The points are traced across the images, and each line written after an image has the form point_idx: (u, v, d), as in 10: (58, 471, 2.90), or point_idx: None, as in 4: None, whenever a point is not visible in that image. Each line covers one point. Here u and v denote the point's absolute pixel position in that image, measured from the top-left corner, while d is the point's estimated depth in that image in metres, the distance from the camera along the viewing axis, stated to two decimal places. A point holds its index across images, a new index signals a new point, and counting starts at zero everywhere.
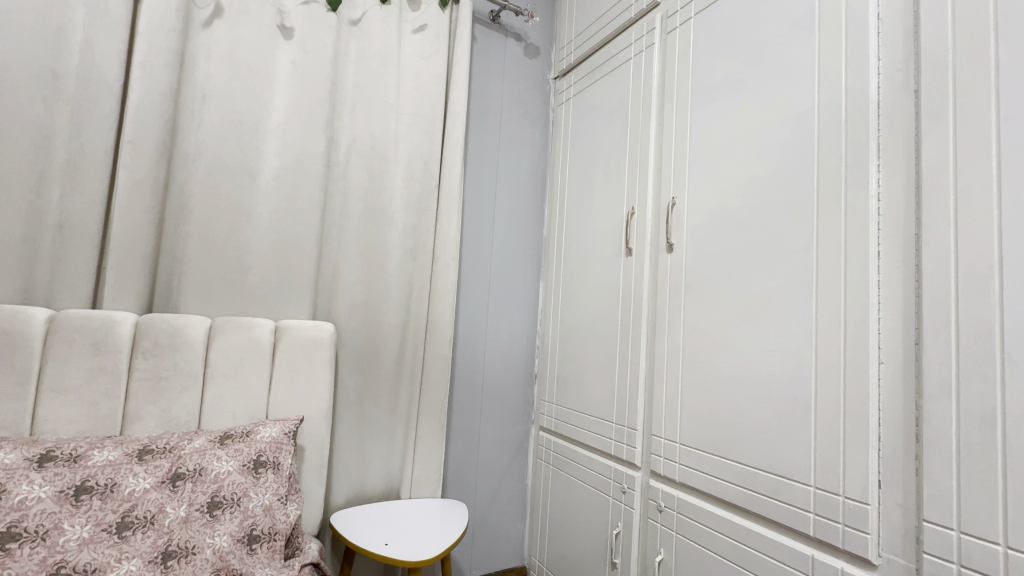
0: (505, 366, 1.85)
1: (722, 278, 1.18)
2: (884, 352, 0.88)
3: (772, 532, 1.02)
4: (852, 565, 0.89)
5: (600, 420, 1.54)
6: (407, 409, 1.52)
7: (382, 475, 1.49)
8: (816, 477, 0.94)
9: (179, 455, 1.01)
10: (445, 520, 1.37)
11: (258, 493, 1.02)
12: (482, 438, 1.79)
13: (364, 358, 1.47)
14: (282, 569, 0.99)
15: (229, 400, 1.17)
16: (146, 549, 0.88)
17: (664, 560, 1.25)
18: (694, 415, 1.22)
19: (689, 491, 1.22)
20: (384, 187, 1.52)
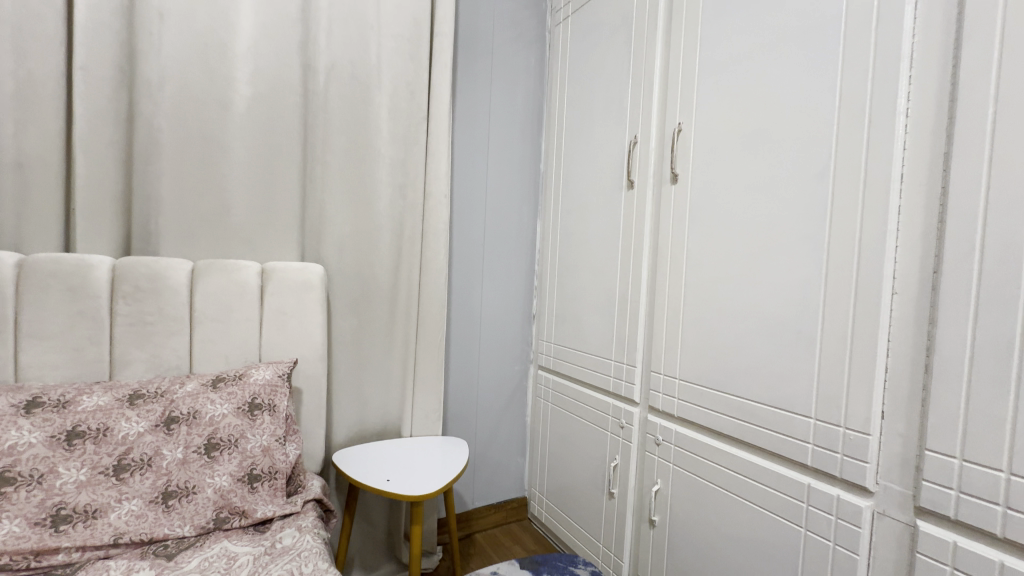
0: (503, 307, 1.82)
1: (728, 210, 1.12)
2: (899, 282, 0.84)
3: (770, 462, 1.03)
4: (849, 492, 0.90)
5: (598, 359, 1.53)
6: (404, 351, 1.51)
7: (382, 414, 1.50)
8: (818, 409, 0.93)
9: (171, 399, 0.99)
10: (446, 456, 1.39)
11: (255, 434, 1.02)
12: (482, 378, 1.79)
13: (357, 300, 1.43)
14: (285, 506, 1.00)
15: (220, 344, 1.14)
16: (145, 490, 0.89)
17: (660, 490, 1.29)
18: (695, 351, 1.20)
19: (687, 425, 1.22)
20: (369, 119, 1.41)
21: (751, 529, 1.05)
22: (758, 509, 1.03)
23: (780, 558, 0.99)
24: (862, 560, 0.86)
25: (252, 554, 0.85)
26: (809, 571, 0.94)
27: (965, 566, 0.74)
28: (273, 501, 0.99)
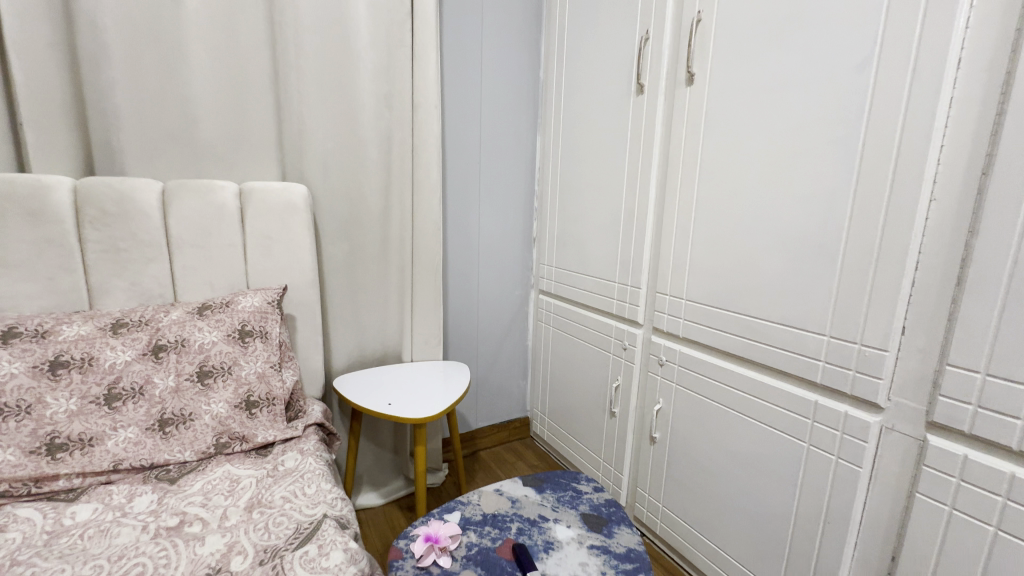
0: (501, 230, 1.75)
1: (750, 112, 1.01)
2: (938, 187, 0.75)
3: (776, 381, 1.01)
4: (857, 408, 0.88)
5: (601, 281, 1.48)
6: (400, 276, 1.46)
7: (381, 340, 1.48)
8: (832, 326, 0.89)
9: (157, 327, 0.95)
10: (448, 379, 1.39)
11: (249, 361, 0.99)
12: (482, 304, 1.76)
13: (347, 224, 1.35)
14: (286, 430, 0.99)
15: (203, 271, 1.08)
16: (140, 418, 0.88)
17: (662, 409, 1.29)
18: (704, 270, 1.14)
19: (692, 345, 1.20)
20: (344, 16, 1.24)
21: (752, 445, 1.05)
22: (760, 425, 1.03)
23: (781, 471, 1.00)
24: (865, 472, 0.86)
25: (255, 477, 0.85)
26: (810, 483, 0.95)
27: (973, 477, 0.73)
28: (274, 426, 0.98)
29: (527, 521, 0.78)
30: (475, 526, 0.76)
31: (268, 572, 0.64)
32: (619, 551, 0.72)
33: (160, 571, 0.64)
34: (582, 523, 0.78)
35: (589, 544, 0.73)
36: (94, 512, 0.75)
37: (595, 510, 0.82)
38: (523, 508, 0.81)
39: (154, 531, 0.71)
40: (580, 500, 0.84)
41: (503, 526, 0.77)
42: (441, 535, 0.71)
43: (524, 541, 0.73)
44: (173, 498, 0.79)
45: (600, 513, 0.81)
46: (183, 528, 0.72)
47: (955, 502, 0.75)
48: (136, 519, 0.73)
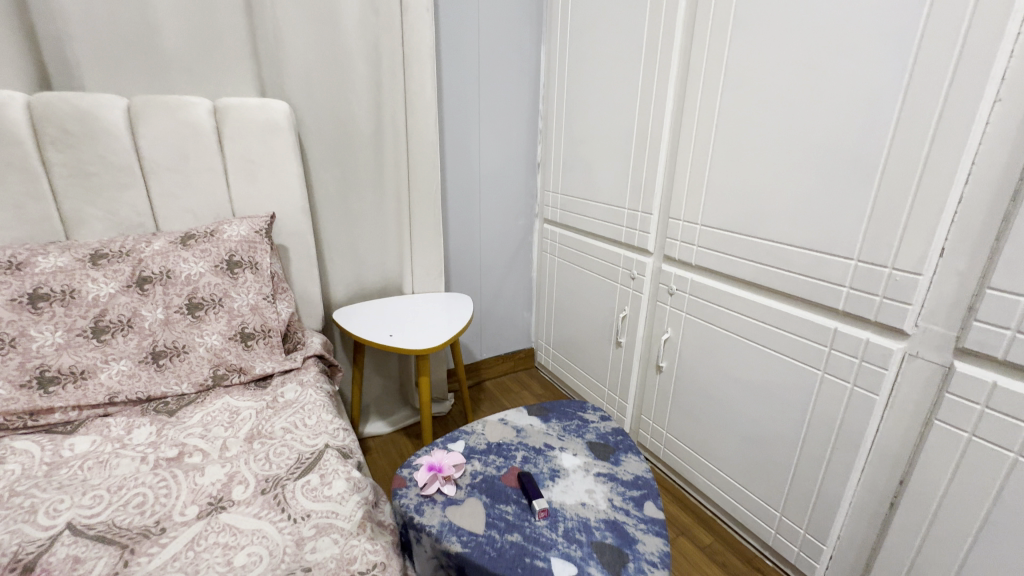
0: (504, 155, 1.63)
1: (789, 4, 0.87)
2: (1007, 85, 0.65)
3: (794, 308, 0.96)
4: (880, 335, 0.83)
5: (610, 208, 1.40)
6: (396, 205, 1.38)
7: (380, 272, 1.43)
8: (862, 249, 0.82)
9: (139, 258, 0.90)
10: (451, 311, 1.35)
11: (240, 293, 0.95)
12: (484, 234, 1.69)
13: (337, 147, 1.25)
14: (285, 362, 0.97)
15: (184, 198, 1.01)
16: (132, 351, 0.85)
17: (670, 338, 1.26)
18: (724, 192, 1.05)
19: (705, 273, 1.14)
20: None
21: (763, 373, 1.03)
22: (773, 354, 1.00)
23: (791, 399, 0.98)
24: (881, 399, 0.84)
25: (254, 408, 0.83)
26: (820, 410, 0.93)
27: (999, 404, 0.70)
28: (271, 358, 0.95)
29: (532, 449, 0.77)
30: (479, 455, 0.75)
31: (270, 501, 0.63)
32: (626, 478, 0.71)
33: (162, 501, 0.63)
34: (589, 451, 0.77)
35: (595, 472, 0.72)
36: (93, 444, 0.74)
37: (601, 438, 0.80)
38: (528, 437, 0.80)
39: (154, 462, 0.70)
40: (586, 429, 0.83)
41: (508, 454, 0.75)
42: (444, 465, 0.70)
43: (529, 469, 0.72)
44: (172, 429, 0.77)
45: (607, 442, 0.79)
46: (183, 459, 0.71)
47: (975, 429, 0.72)
48: (135, 450, 0.72)
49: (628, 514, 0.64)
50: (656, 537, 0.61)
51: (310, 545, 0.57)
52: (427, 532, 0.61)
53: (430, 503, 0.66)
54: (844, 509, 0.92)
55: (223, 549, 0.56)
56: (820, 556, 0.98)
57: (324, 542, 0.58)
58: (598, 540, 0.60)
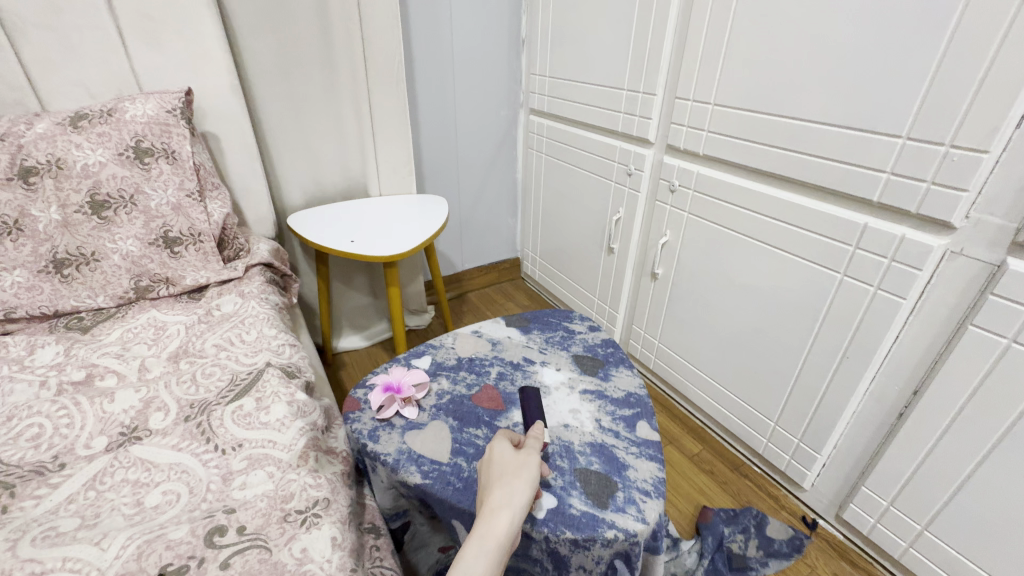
0: (481, 27, 1.37)
1: None
2: None
3: (818, 202, 0.82)
4: (919, 230, 0.71)
5: (606, 89, 1.19)
6: (352, 86, 1.16)
7: (341, 171, 1.24)
8: (916, 123, 0.67)
9: (17, 143, 0.71)
10: (423, 213, 1.20)
11: (156, 188, 0.78)
12: (461, 128, 1.48)
13: (269, 7, 1.00)
14: (223, 271, 0.83)
15: (70, 67, 0.80)
16: (26, 259, 0.70)
17: (668, 243, 1.13)
18: (746, 59, 0.86)
19: (715, 165, 0.98)
20: None
21: (771, 278, 0.92)
22: (786, 256, 0.88)
23: (801, 306, 0.88)
24: (907, 304, 0.73)
25: (183, 324, 0.71)
26: (834, 317, 0.83)
27: None
28: (206, 266, 0.81)
29: (509, 365, 0.66)
30: (447, 372, 0.65)
31: (193, 430, 0.53)
32: (617, 396, 0.62)
33: (62, 432, 0.52)
34: (574, 366, 0.67)
35: (581, 389, 0.63)
36: None
37: (589, 351, 0.70)
38: (505, 351, 0.69)
39: (56, 386, 0.58)
40: (572, 341, 0.72)
41: (481, 371, 0.65)
42: (404, 384, 0.60)
43: (505, 388, 0.62)
44: (84, 349, 0.65)
45: (596, 355, 0.69)
46: (93, 382, 0.59)
47: (1018, 335, 0.63)
48: (34, 374, 0.60)
49: (618, 437, 0.56)
50: (650, 463, 0.53)
51: (239, 480, 0.48)
52: (381, 461, 0.52)
53: (387, 428, 0.56)
54: (846, 418, 0.86)
55: (132, 487, 0.47)
56: (812, 464, 0.94)
57: (256, 477, 0.48)
58: (582, 467, 0.51)
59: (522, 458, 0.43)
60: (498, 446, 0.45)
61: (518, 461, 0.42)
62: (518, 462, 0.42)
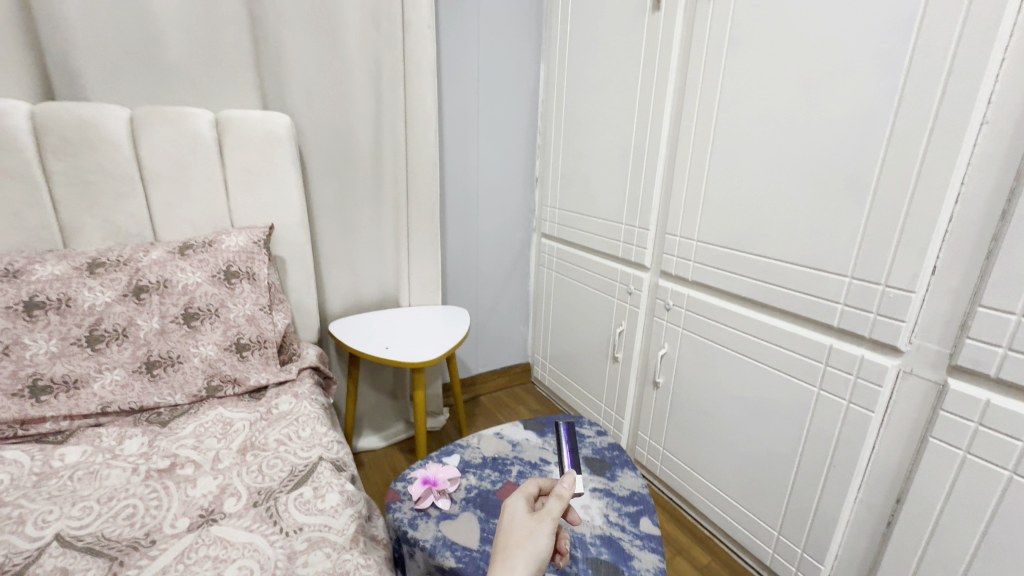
0: (502, 169, 1.65)
1: (779, 29, 0.89)
2: (994, 109, 0.67)
3: (790, 325, 0.96)
4: (875, 352, 0.84)
5: (607, 222, 1.41)
6: (395, 217, 1.38)
7: (378, 285, 1.42)
8: (856, 266, 0.83)
9: (136, 268, 0.90)
10: (447, 323, 1.36)
11: (237, 303, 0.94)
12: (482, 248, 1.69)
13: (336, 159, 1.26)
14: (280, 374, 0.96)
15: (182, 208, 1.02)
16: (125, 360, 0.84)
17: (666, 354, 1.26)
18: (720, 208, 1.06)
19: (702, 289, 1.15)
20: None
21: (759, 390, 1.03)
22: (769, 370, 1.00)
23: (787, 416, 0.98)
24: (876, 417, 0.84)
25: (248, 420, 0.82)
26: (817, 428, 0.93)
27: (993, 422, 0.70)
28: (266, 369, 0.95)
29: (528, 464, 0.76)
30: (474, 469, 0.74)
31: (262, 514, 0.62)
32: (622, 494, 0.71)
33: (152, 512, 0.62)
34: (585, 466, 0.76)
35: (591, 488, 0.72)
36: (84, 454, 0.73)
37: (597, 454, 0.80)
38: (524, 451, 0.79)
39: (145, 473, 0.69)
40: (583, 444, 0.82)
41: (503, 469, 0.75)
42: (439, 478, 0.70)
43: None
44: (165, 440, 0.76)
45: (603, 457, 0.79)
46: (175, 470, 0.70)
47: (970, 447, 0.72)
48: (126, 461, 0.71)
49: (624, 530, 0.64)
50: (652, 554, 0.60)
51: (302, 559, 0.56)
52: (420, 547, 0.61)
53: (424, 517, 0.65)
54: (841, 527, 0.92)
55: (213, 561, 0.55)
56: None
57: (316, 556, 0.56)
58: (593, 556, 0.59)
59: (530, 528, 0.44)
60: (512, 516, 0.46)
61: (524, 531, 0.44)
62: (524, 532, 0.43)
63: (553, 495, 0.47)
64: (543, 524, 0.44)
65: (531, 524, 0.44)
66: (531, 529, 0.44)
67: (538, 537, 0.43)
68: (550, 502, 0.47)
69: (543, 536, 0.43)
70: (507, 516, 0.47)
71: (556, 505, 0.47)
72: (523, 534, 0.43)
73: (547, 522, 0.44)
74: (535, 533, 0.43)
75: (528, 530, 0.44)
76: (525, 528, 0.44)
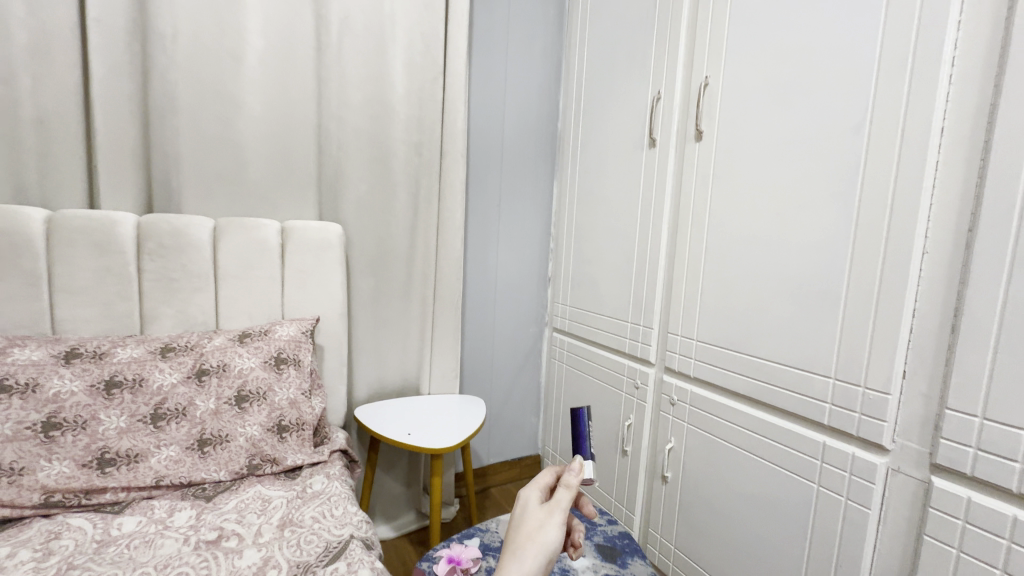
0: (518, 270, 1.83)
1: (753, 169, 1.09)
2: (931, 241, 0.81)
3: (786, 422, 1.04)
4: (864, 450, 0.91)
5: (614, 320, 1.53)
6: (421, 311, 1.53)
7: (401, 373, 1.53)
8: (838, 369, 0.93)
9: (200, 353, 1.02)
10: (464, 411, 1.43)
11: (282, 387, 1.05)
12: (497, 340, 1.82)
13: (375, 260, 1.44)
14: (313, 455, 1.04)
15: (243, 301, 1.17)
16: (181, 437, 0.94)
17: (673, 448, 1.31)
18: (714, 312, 1.19)
19: (703, 385, 1.24)
20: (384, 75, 1.38)
21: (763, 486, 1.08)
22: (770, 465, 1.06)
23: (791, 513, 1.02)
24: (873, 514, 0.88)
25: (285, 498, 0.89)
26: (820, 525, 0.96)
27: (977, 519, 0.75)
28: (301, 450, 1.03)
29: None
30: (493, 552, 0.80)
31: None
32: None
33: None
34: (597, 553, 0.81)
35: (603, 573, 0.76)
36: (138, 523, 0.80)
37: (608, 541, 0.85)
38: None
39: (195, 544, 0.75)
40: (595, 532, 0.87)
41: None
42: (462, 558, 0.75)
43: None
44: (210, 514, 0.83)
45: (614, 545, 0.84)
46: (221, 542, 0.76)
47: (961, 545, 0.77)
48: (178, 532, 0.78)
49: None
50: None
51: None
52: None
53: None
54: None
55: None
56: None
57: None
58: None
59: (541, 519, 0.45)
60: (525, 507, 0.47)
61: (533, 524, 0.45)
62: (535, 524, 0.45)
63: (564, 487, 0.48)
64: (552, 514, 0.46)
65: (541, 515, 0.46)
66: (540, 521, 0.45)
67: (548, 529, 0.45)
68: (559, 492, 0.48)
69: (553, 527, 0.45)
70: (518, 506, 0.48)
71: (564, 495, 0.48)
72: (533, 526, 0.45)
73: (557, 514, 0.46)
74: (546, 525, 0.45)
75: (537, 521, 0.45)
76: (535, 519, 0.45)
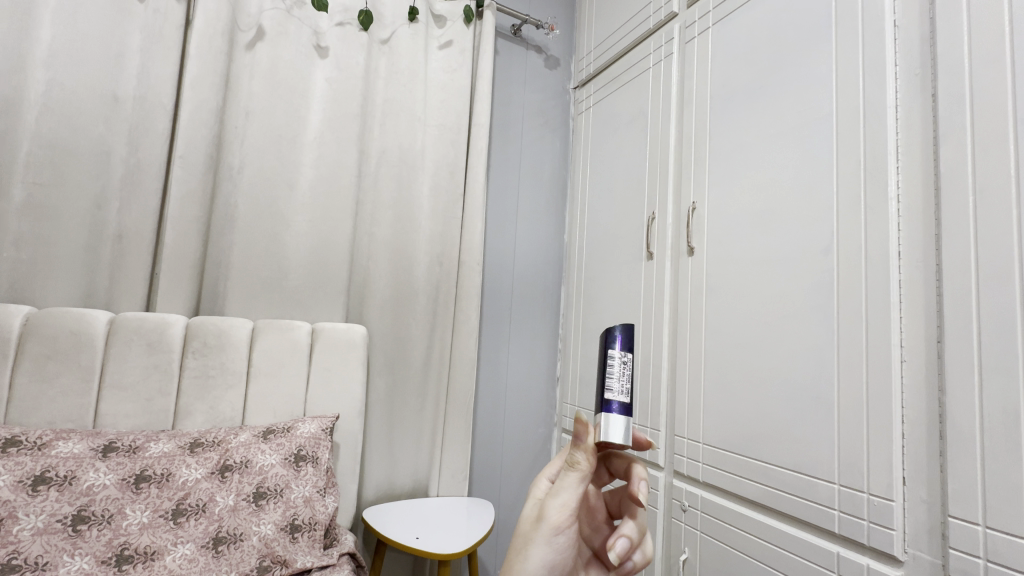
0: (528, 368, 1.89)
1: (740, 280, 1.21)
2: (907, 350, 0.89)
3: (798, 530, 1.03)
4: (878, 561, 0.90)
5: None
6: (434, 409, 1.57)
7: (410, 473, 1.53)
8: (840, 474, 0.96)
9: (226, 448, 1.08)
10: (472, 514, 1.41)
11: (299, 485, 1.09)
12: (505, 439, 1.83)
13: (393, 359, 1.53)
14: (322, 558, 1.04)
15: (270, 398, 1.25)
16: (198, 535, 0.95)
17: (688, 559, 1.27)
18: (718, 414, 1.23)
19: (712, 490, 1.24)
20: (413, 197, 1.59)
21: None
22: None
23: None
24: None
25: None
26: None
27: None
28: (311, 552, 1.03)
29: None
30: None
31: None
32: None
33: None
34: None
35: None
36: None
37: None
38: None
39: None
40: None
41: None
42: None
43: None
44: None
45: None
46: None
47: None
48: None
49: None
50: None
51: None
52: None
53: None
54: None
55: None
56: None
57: None
58: None
59: (528, 535, 0.46)
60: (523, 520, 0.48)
61: (521, 540, 0.46)
62: (520, 542, 0.46)
63: (562, 483, 0.46)
64: (543, 522, 0.46)
65: (533, 524, 0.47)
66: (529, 536, 0.46)
67: (534, 547, 0.46)
68: (559, 483, 0.47)
69: (541, 542, 0.46)
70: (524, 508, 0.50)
71: (566, 486, 0.46)
72: (520, 545, 0.46)
73: (545, 526, 0.46)
74: (533, 540, 0.46)
75: (525, 539, 0.46)
76: (523, 538, 0.46)
